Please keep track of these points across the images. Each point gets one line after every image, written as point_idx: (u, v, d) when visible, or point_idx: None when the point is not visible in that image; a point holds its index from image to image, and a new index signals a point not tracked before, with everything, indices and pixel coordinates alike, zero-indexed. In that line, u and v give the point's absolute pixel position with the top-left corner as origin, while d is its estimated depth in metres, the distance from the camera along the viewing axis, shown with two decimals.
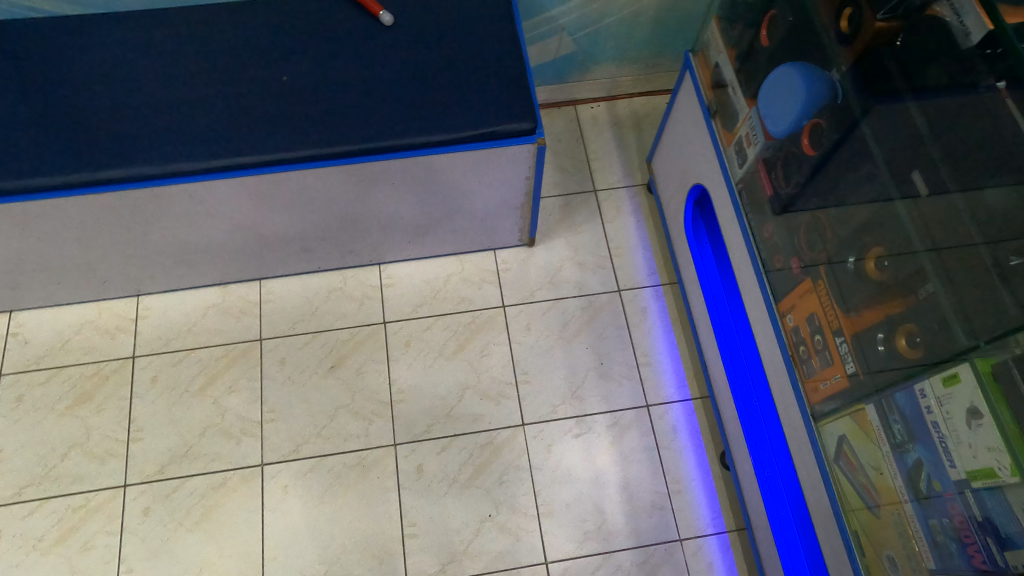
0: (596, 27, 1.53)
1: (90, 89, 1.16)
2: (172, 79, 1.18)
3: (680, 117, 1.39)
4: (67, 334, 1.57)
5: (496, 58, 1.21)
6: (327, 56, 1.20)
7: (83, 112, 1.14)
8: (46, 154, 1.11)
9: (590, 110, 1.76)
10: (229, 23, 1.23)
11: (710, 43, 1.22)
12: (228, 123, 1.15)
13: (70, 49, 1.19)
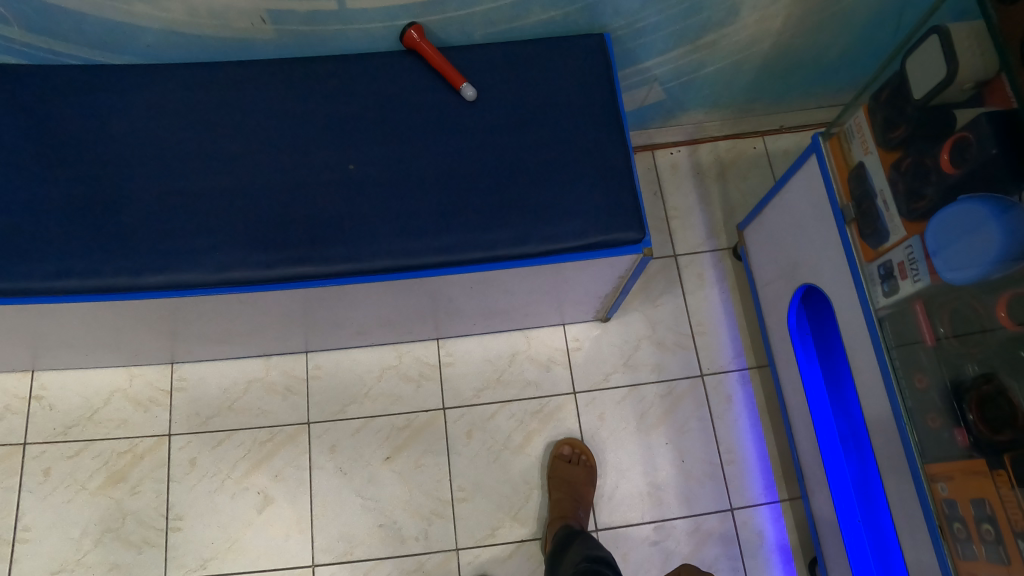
0: (692, 76, 1.30)
1: (138, 185, 1.02)
2: (225, 168, 1.02)
3: (791, 199, 1.19)
4: (96, 403, 1.44)
5: (598, 146, 1.02)
6: (400, 139, 1.02)
7: (129, 210, 1.01)
8: (91, 259, 0.99)
9: (670, 156, 1.55)
10: (285, 94, 1.05)
11: (853, 131, 0.99)
12: (288, 224, 0.99)
13: (109, 131, 1.05)
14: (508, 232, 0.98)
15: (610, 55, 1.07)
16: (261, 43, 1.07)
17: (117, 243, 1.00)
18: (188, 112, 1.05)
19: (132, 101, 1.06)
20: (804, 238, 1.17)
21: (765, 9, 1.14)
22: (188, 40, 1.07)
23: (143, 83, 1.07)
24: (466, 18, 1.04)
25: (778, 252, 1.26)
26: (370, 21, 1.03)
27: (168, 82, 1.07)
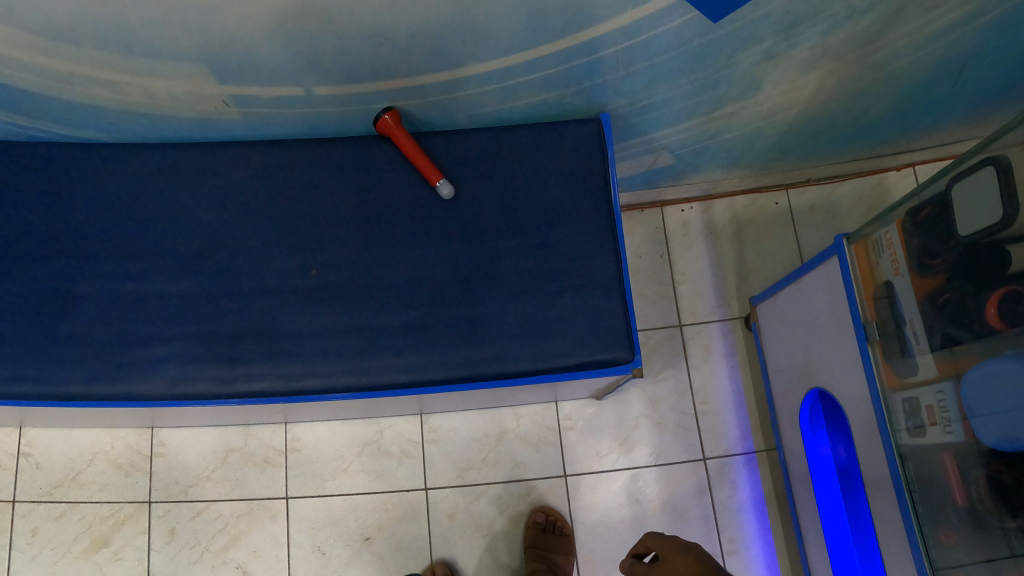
0: (707, 142, 1.18)
1: (89, 282, 0.94)
2: (186, 266, 0.94)
3: (810, 288, 1.05)
4: (78, 464, 1.40)
5: (586, 254, 0.93)
6: (370, 240, 0.94)
7: (83, 311, 0.94)
8: (43, 366, 0.92)
9: (680, 213, 1.41)
10: (249, 183, 0.96)
11: (882, 245, 0.86)
12: (248, 336, 0.93)
13: (54, 214, 0.95)
14: (487, 348, 0.90)
15: (608, 141, 0.97)
16: (225, 124, 0.97)
17: (69, 348, 0.93)
18: (143, 201, 0.96)
19: (82, 186, 0.96)
20: (820, 338, 1.04)
21: (789, 82, 1.01)
22: (144, 121, 0.96)
23: (95, 167, 0.96)
24: (448, 102, 0.94)
25: (792, 344, 1.13)
26: (343, 105, 0.93)
27: (122, 165, 0.96)
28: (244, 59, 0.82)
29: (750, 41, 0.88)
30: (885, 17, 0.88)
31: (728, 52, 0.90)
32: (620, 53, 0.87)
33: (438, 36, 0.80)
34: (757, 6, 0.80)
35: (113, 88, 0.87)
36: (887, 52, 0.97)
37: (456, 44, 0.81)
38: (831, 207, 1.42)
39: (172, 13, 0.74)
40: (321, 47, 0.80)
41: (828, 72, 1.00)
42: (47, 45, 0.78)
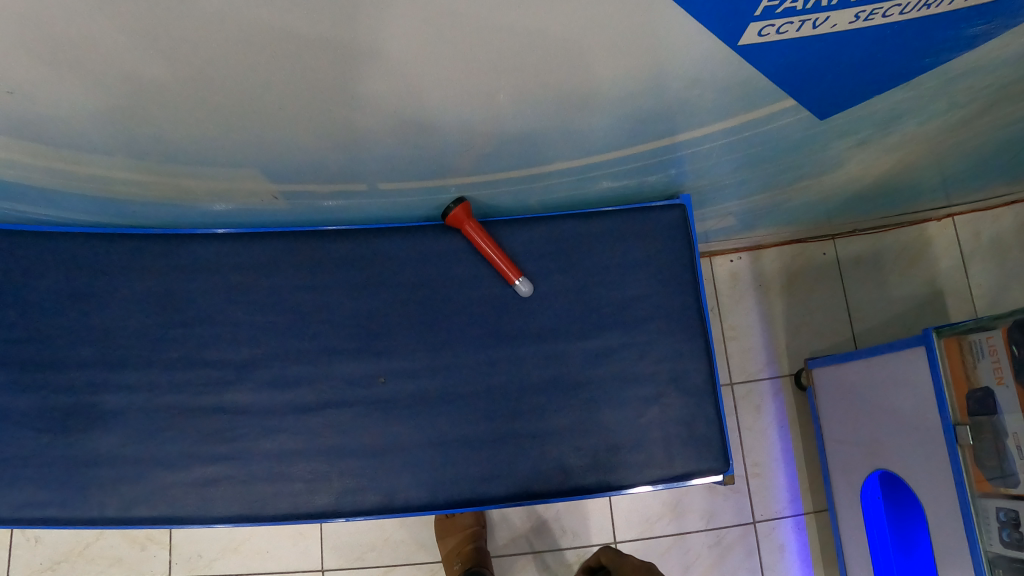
0: (772, 208, 1.13)
1: (125, 394, 0.86)
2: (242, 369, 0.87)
3: (882, 371, 1.02)
4: (87, 538, 1.30)
5: (673, 355, 0.88)
6: (442, 343, 0.87)
7: (118, 427, 0.85)
8: (79, 486, 0.84)
9: (729, 264, 1.38)
10: (307, 279, 0.89)
11: (982, 350, 0.84)
12: (311, 449, 0.86)
13: (88, 315, 0.86)
14: (570, 457, 0.85)
15: (692, 232, 0.91)
16: (273, 213, 0.89)
17: (105, 469, 0.84)
18: (184, 302, 0.87)
19: (114, 286, 0.87)
20: (893, 425, 1.01)
21: (873, 159, 0.96)
22: (181, 212, 0.87)
23: (127, 264, 0.87)
24: (522, 191, 0.87)
25: (857, 422, 1.11)
26: (410, 195, 0.86)
27: (157, 263, 0.87)
28: (307, 161, 0.74)
29: (847, 132, 0.83)
30: (983, 108, 0.83)
31: (821, 142, 0.85)
32: (711, 147, 0.82)
33: (526, 137, 0.73)
34: (867, 106, 0.75)
35: (153, 187, 0.79)
36: (974, 134, 0.93)
37: (542, 143, 0.75)
38: (876, 257, 1.40)
39: (236, 121, 0.66)
40: (398, 146, 0.73)
41: (909, 152, 0.95)
42: (86, 152, 0.70)
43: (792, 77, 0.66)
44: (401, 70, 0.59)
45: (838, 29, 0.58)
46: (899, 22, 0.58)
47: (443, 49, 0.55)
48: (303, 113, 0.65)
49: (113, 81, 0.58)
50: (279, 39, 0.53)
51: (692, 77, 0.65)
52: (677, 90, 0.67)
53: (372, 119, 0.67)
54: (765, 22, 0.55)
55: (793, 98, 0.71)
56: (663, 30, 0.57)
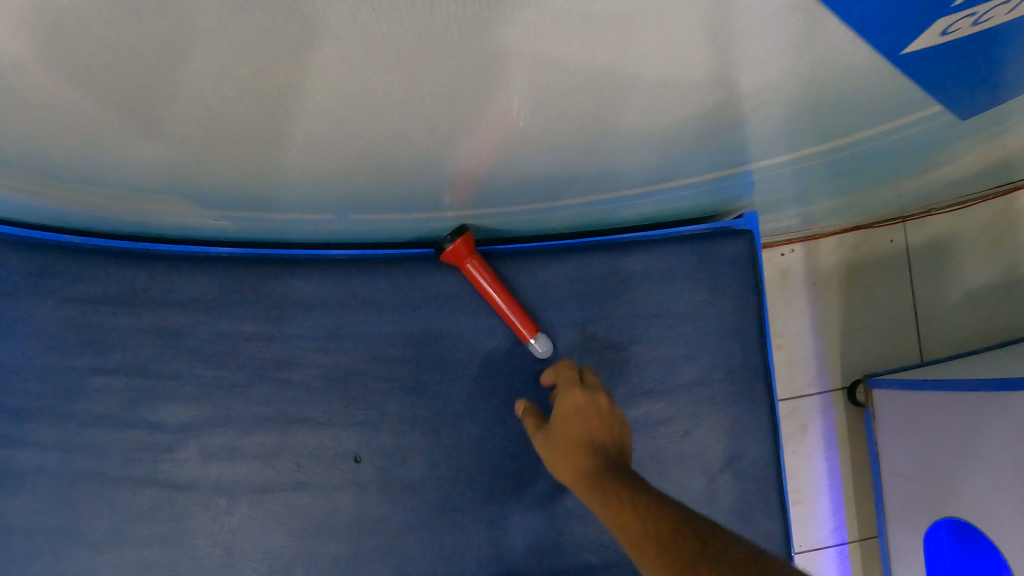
0: (851, 200, 0.90)
1: (40, 452, 0.69)
2: (191, 431, 0.71)
3: (971, 406, 0.87)
4: None
5: (731, 422, 0.70)
6: (440, 403, 0.70)
7: (32, 491, 0.69)
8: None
9: (779, 258, 1.17)
10: (262, 318, 0.69)
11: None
12: (281, 535, 0.70)
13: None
14: (590, 554, 0.70)
15: (759, 265, 0.70)
16: (214, 231, 0.69)
17: (16, 542, 0.69)
18: (106, 345, 0.69)
19: (15, 323, 0.68)
20: (981, 475, 0.85)
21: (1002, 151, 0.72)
22: (93, 220, 0.66)
23: (29, 305, 0.68)
24: (542, 219, 0.66)
25: (928, 460, 0.94)
26: (392, 224, 0.64)
27: (66, 294, 0.68)
28: (247, 186, 0.54)
29: (991, 127, 0.60)
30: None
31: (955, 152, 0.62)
32: (811, 164, 0.60)
33: (556, 164, 0.52)
34: None
35: (40, 193, 0.58)
36: None
37: (575, 168, 0.53)
38: (954, 244, 1.17)
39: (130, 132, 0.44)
40: (373, 175, 0.51)
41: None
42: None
43: (958, 80, 0.45)
44: (376, 78, 0.37)
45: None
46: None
47: (444, 43, 0.34)
48: (232, 126, 0.43)
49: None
50: (166, 11, 0.31)
51: (818, 83, 0.42)
52: (783, 100, 0.44)
53: (335, 141, 0.45)
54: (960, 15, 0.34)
55: (946, 104, 0.49)
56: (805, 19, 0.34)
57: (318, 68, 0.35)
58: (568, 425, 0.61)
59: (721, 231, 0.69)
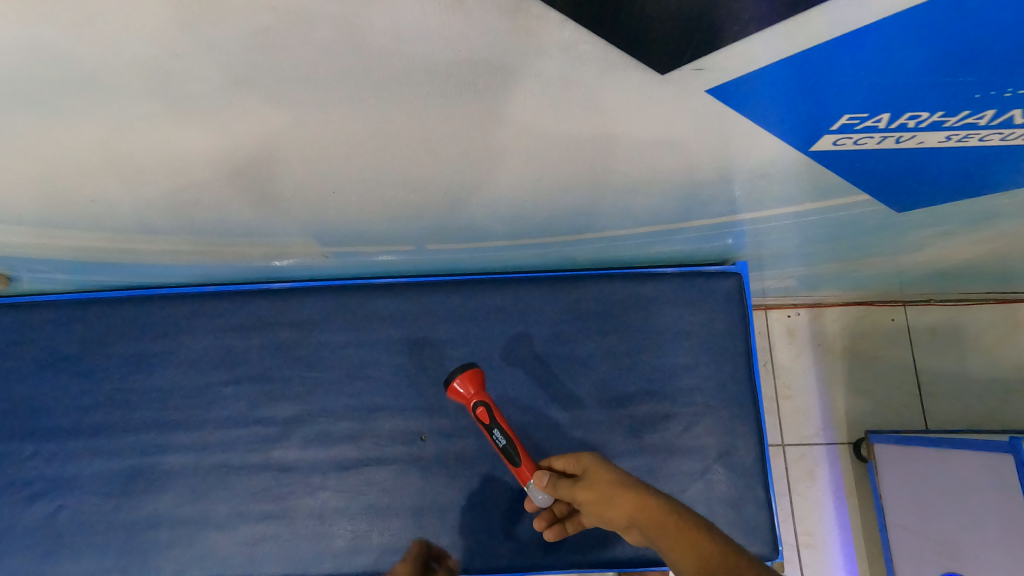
0: (840, 276, 1.05)
1: (181, 454, 0.91)
2: (287, 424, 0.89)
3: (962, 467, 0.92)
4: None
5: (725, 430, 0.83)
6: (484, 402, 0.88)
7: (174, 487, 0.90)
8: (138, 541, 0.88)
9: (787, 320, 1.32)
10: (352, 332, 0.90)
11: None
12: (351, 509, 0.86)
13: (161, 364, 0.93)
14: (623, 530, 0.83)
15: (748, 299, 0.87)
16: (321, 267, 0.92)
17: (161, 531, 0.88)
18: (234, 363, 0.92)
19: (174, 350, 0.93)
20: (970, 528, 0.92)
21: (954, 249, 0.85)
22: (242, 269, 0.92)
23: (189, 321, 0.93)
24: (569, 253, 0.85)
25: (928, 517, 1.02)
26: (455, 254, 0.86)
27: (212, 329, 0.93)
28: (359, 233, 0.77)
29: (929, 224, 0.73)
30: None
31: (902, 229, 0.75)
32: (776, 233, 0.78)
33: (571, 218, 0.71)
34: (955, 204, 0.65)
35: (216, 249, 0.83)
36: None
37: (587, 224, 0.73)
38: (955, 329, 1.29)
39: (293, 205, 0.68)
40: (445, 223, 0.73)
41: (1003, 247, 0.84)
42: (146, 224, 0.74)
43: (875, 180, 0.59)
44: (443, 162, 0.57)
45: (926, 145, 0.50)
46: (998, 145, 0.50)
47: (488, 148, 0.54)
48: (351, 194, 0.65)
49: (184, 173, 0.60)
50: (313, 137, 0.52)
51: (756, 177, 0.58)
52: (732, 182, 0.61)
53: (418, 199, 0.66)
54: (839, 135, 0.48)
55: (876, 197, 0.63)
56: (728, 143, 0.50)
57: (413, 159, 0.56)
58: (603, 469, 0.61)
59: (716, 270, 0.87)
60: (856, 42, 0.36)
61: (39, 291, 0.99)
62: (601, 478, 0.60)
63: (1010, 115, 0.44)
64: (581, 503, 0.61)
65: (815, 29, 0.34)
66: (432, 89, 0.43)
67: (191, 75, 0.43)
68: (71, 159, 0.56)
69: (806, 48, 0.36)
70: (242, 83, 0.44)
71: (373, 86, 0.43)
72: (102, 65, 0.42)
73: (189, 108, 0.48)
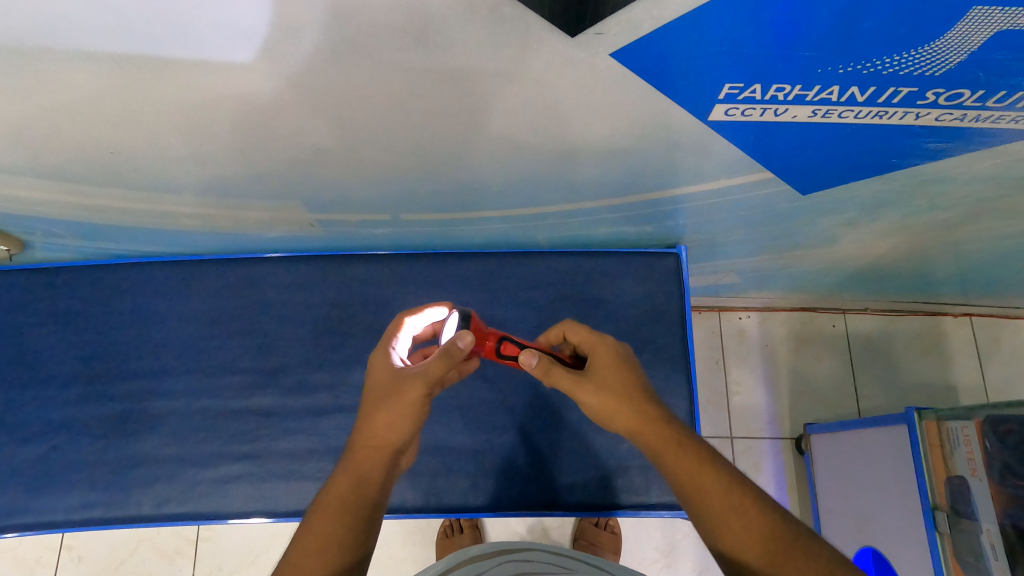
0: (776, 272, 1.16)
1: (171, 400, 0.98)
2: (267, 376, 0.98)
3: (874, 446, 1.01)
4: (122, 555, 1.26)
5: (657, 387, 0.95)
6: None
7: (160, 429, 0.97)
8: (121, 475, 0.95)
9: (738, 320, 1.43)
10: (331, 291, 1.00)
11: (957, 439, 0.84)
12: (321, 453, 0.95)
13: (146, 316, 1.01)
14: (570, 474, 0.92)
15: (684, 277, 1.00)
16: (309, 238, 1.03)
17: (144, 470, 0.95)
18: (226, 317, 1.00)
19: (171, 305, 1.01)
20: (885, 504, 0.99)
21: (863, 242, 0.97)
22: (235, 238, 1.02)
23: (179, 283, 1.01)
24: (529, 228, 0.97)
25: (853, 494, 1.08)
26: (429, 225, 0.97)
27: (208, 285, 1.01)
28: (341, 197, 0.88)
29: (830, 211, 0.85)
30: (965, 216, 0.84)
31: (810, 216, 0.87)
32: (704, 216, 0.91)
33: (526, 186, 0.83)
34: (845, 191, 0.78)
35: (212, 214, 0.93)
36: (967, 235, 0.92)
37: (541, 194, 0.85)
38: (888, 339, 1.40)
39: (286, 165, 0.79)
40: (416, 189, 0.85)
41: (904, 242, 0.96)
42: (150, 184, 0.83)
43: (771, 156, 0.70)
44: (411, 123, 0.68)
45: (798, 119, 0.61)
46: (854, 123, 0.61)
47: (448, 110, 0.65)
48: (333, 154, 0.76)
49: (190, 130, 0.71)
50: (301, 94, 0.63)
51: (671, 145, 0.70)
52: (655, 154, 0.73)
53: (393, 161, 0.77)
54: (729, 105, 0.60)
55: (778, 173, 0.74)
56: (643, 106, 0.62)
57: (386, 119, 0.67)
58: (612, 374, 0.65)
59: (657, 250, 1.00)
60: (711, 16, 0.47)
61: (53, 259, 1.08)
62: (613, 388, 0.64)
63: (852, 92, 0.55)
64: (587, 402, 0.65)
65: (675, 4, 0.46)
66: (394, 43, 0.54)
67: (205, 35, 0.54)
68: (102, 106, 0.66)
69: (672, 22, 0.48)
70: (245, 42, 0.55)
71: (349, 40, 0.54)
72: (134, 21, 0.52)
73: (202, 64, 0.58)
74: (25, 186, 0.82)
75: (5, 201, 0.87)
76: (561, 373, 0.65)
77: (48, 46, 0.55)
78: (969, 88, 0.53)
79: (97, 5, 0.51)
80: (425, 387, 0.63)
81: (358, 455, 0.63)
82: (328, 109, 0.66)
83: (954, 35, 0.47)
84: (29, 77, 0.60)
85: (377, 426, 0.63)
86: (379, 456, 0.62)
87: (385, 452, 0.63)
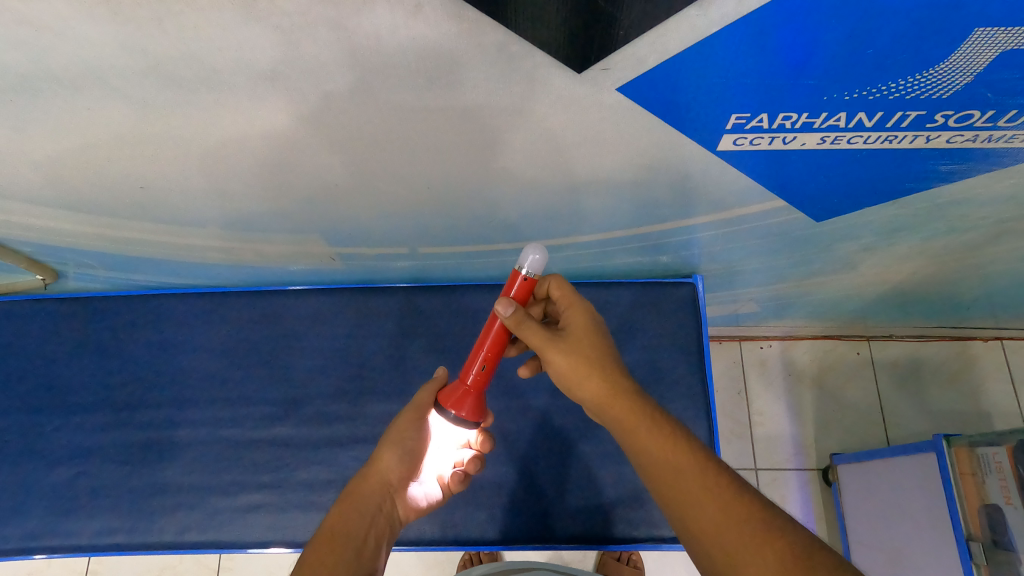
0: (795, 300, 1.15)
1: (194, 429, 0.99)
2: (286, 407, 0.99)
3: (901, 474, 0.98)
4: None
5: (675, 414, 0.94)
6: None
7: (182, 458, 0.98)
8: (144, 503, 0.96)
9: (759, 350, 1.41)
10: (351, 322, 1.02)
11: (989, 466, 0.82)
12: (338, 483, 0.95)
13: (172, 347, 1.03)
14: (588, 504, 0.91)
15: (700, 306, 1.00)
16: (329, 271, 1.05)
17: (166, 498, 0.96)
18: (248, 348, 1.02)
19: (197, 336, 1.03)
20: (914, 534, 0.96)
21: (883, 267, 0.96)
22: (259, 271, 1.05)
23: (204, 315, 1.04)
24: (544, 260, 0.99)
25: (883, 524, 1.04)
26: (445, 258, 0.99)
27: (231, 317, 1.04)
28: (360, 230, 0.90)
29: (847, 236, 0.84)
30: (985, 238, 0.84)
31: (826, 243, 0.87)
32: (718, 244, 0.91)
33: (539, 219, 0.84)
34: (860, 217, 0.78)
35: (237, 247, 0.96)
36: (989, 257, 0.91)
37: (555, 226, 0.87)
38: (916, 366, 1.37)
39: (309, 200, 0.81)
40: (433, 221, 0.87)
41: (925, 266, 0.95)
42: (178, 218, 0.87)
43: (781, 184, 0.70)
44: (426, 159, 0.70)
45: (807, 147, 0.61)
46: (864, 148, 0.61)
47: (462, 147, 0.67)
48: (353, 190, 0.78)
49: (216, 166, 0.74)
50: (320, 132, 0.66)
51: (680, 176, 0.71)
52: (666, 185, 0.74)
53: (409, 196, 0.79)
54: (736, 135, 0.61)
55: (788, 201, 0.74)
56: (653, 137, 0.63)
57: (401, 156, 0.70)
58: (586, 340, 0.63)
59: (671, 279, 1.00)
60: (715, 48, 0.49)
61: (84, 290, 1.12)
62: (584, 354, 0.62)
63: (859, 118, 0.56)
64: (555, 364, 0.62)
65: (679, 38, 0.47)
66: (409, 82, 0.56)
67: (234, 77, 0.57)
68: (136, 144, 0.69)
69: (677, 55, 0.49)
70: (269, 84, 0.58)
71: (368, 80, 0.56)
72: (165, 62, 0.56)
73: (227, 104, 0.62)
74: (61, 218, 0.86)
75: (40, 232, 0.91)
76: (534, 331, 0.62)
77: (87, 85, 0.59)
78: (978, 109, 0.54)
79: (132, 49, 0.54)
80: (417, 412, 0.69)
81: (350, 494, 0.66)
82: (349, 148, 0.69)
83: (957, 58, 0.48)
84: (69, 115, 0.64)
85: (371, 461, 0.68)
86: (370, 489, 0.66)
87: (377, 487, 0.67)
